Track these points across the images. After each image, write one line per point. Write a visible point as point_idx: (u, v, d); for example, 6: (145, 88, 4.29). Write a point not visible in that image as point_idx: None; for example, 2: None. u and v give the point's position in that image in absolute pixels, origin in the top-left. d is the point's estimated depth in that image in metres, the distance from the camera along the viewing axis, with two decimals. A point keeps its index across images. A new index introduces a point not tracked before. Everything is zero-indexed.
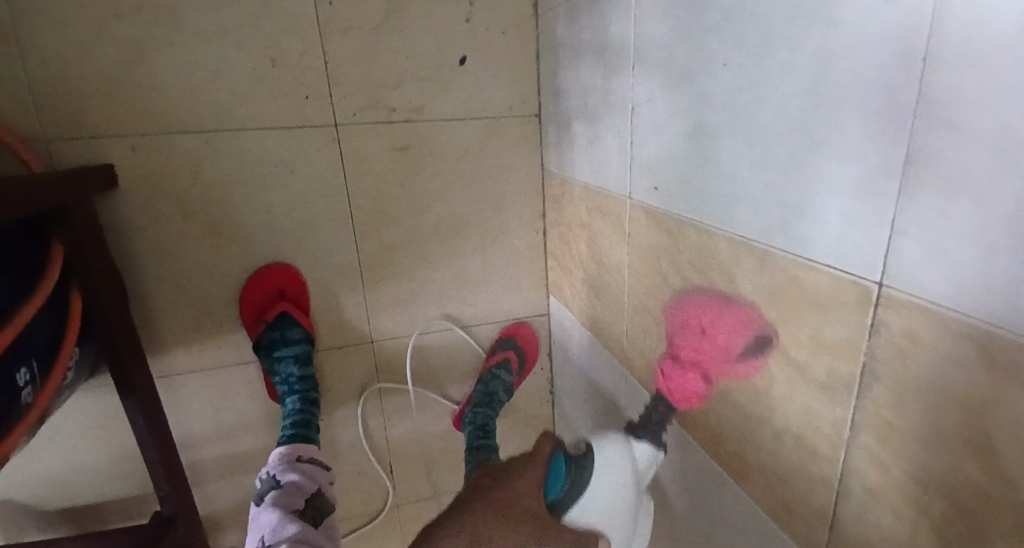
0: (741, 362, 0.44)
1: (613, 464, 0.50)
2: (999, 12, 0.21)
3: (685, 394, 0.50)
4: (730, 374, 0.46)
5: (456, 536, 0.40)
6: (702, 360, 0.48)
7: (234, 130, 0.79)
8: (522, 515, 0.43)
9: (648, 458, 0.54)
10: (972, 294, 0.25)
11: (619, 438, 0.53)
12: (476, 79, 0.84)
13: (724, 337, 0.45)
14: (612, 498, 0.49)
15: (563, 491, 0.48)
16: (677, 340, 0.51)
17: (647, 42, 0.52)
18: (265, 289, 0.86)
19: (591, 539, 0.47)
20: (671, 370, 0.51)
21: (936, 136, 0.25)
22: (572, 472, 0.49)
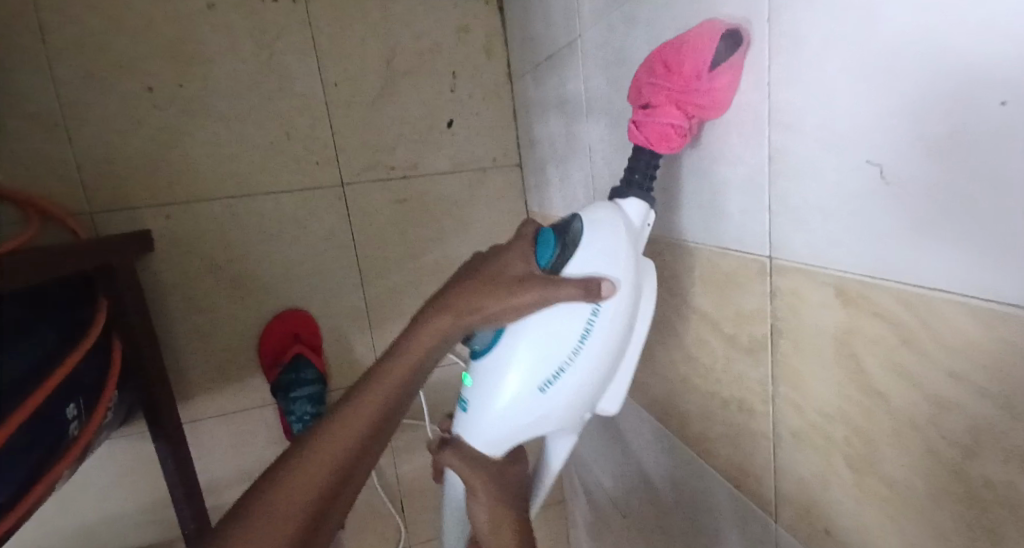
0: (722, 71, 0.38)
1: (605, 226, 0.45)
2: (812, 52, 0.32)
3: (667, 138, 0.42)
4: (716, 97, 0.39)
5: (443, 317, 0.44)
6: (678, 95, 0.40)
7: (253, 194, 0.90)
8: (506, 282, 0.44)
9: (642, 214, 0.47)
10: (825, 250, 0.35)
11: (607, 206, 0.47)
12: (462, 137, 0.96)
13: (693, 65, 0.38)
14: (607, 251, 0.44)
15: (553, 257, 0.45)
16: (638, 90, 0.43)
17: (593, 94, 0.64)
18: (281, 334, 0.94)
19: (591, 286, 0.43)
20: (643, 121, 0.42)
21: (788, 139, 0.36)
22: (560, 249, 0.45)
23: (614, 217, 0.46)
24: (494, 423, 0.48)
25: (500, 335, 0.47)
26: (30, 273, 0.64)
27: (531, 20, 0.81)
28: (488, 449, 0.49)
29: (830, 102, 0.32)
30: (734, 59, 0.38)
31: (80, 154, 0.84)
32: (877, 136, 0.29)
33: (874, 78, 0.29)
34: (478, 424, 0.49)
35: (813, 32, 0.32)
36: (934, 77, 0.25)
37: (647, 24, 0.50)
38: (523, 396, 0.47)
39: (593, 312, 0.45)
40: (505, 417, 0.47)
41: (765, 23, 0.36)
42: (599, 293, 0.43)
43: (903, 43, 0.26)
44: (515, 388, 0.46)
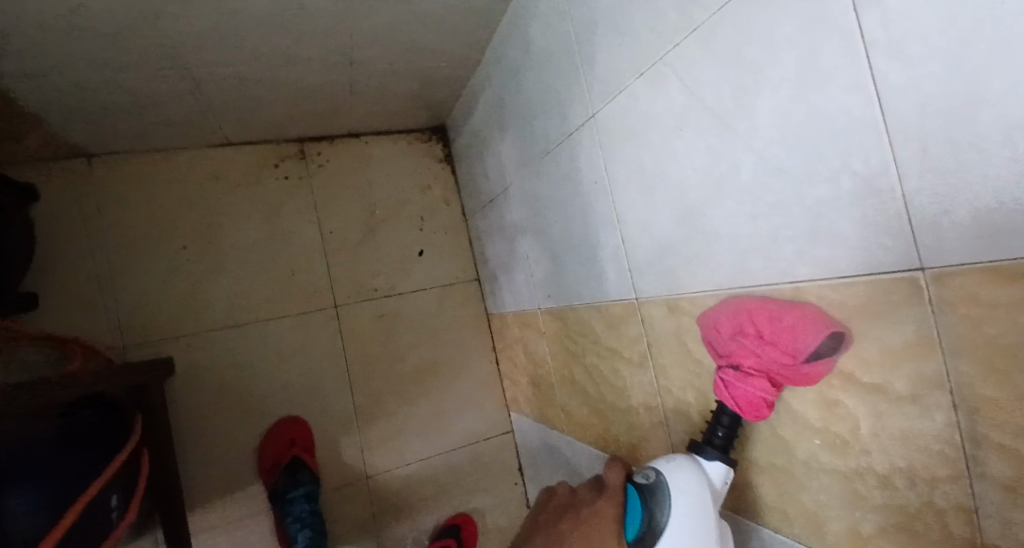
0: (819, 360, 0.40)
1: (686, 491, 0.46)
2: (625, 183, 0.62)
3: (754, 408, 0.43)
4: (808, 382, 0.41)
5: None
6: (774, 373, 0.41)
7: (263, 321, 1.10)
8: None
9: (722, 476, 0.48)
10: (655, 287, 0.61)
11: (686, 462, 0.48)
12: (430, 263, 1.23)
13: (795, 337, 0.40)
14: (692, 541, 0.45)
15: (639, 537, 0.45)
16: (731, 346, 0.44)
17: (522, 220, 0.93)
18: (280, 441, 1.06)
19: None
20: (734, 385, 0.44)
21: (626, 228, 0.64)
22: (647, 509, 0.46)
23: (700, 496, 0.46)
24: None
25: None
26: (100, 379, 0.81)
27: (475, 178, 1.14)
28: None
29: (639, 209, 0.61)
30: (828, 358, 0.40)
31: (121, 301, 1.03)
32: (661, 221, 0.57)
33: (651, 193, 0.58)
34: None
35: (623, 175, 0.62)
36: (671, 190, 0.55)
37: (546, 176, 0.81)
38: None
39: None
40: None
41: (602, 171, 0.66)
42: None
43: (658, 176, 0.56)
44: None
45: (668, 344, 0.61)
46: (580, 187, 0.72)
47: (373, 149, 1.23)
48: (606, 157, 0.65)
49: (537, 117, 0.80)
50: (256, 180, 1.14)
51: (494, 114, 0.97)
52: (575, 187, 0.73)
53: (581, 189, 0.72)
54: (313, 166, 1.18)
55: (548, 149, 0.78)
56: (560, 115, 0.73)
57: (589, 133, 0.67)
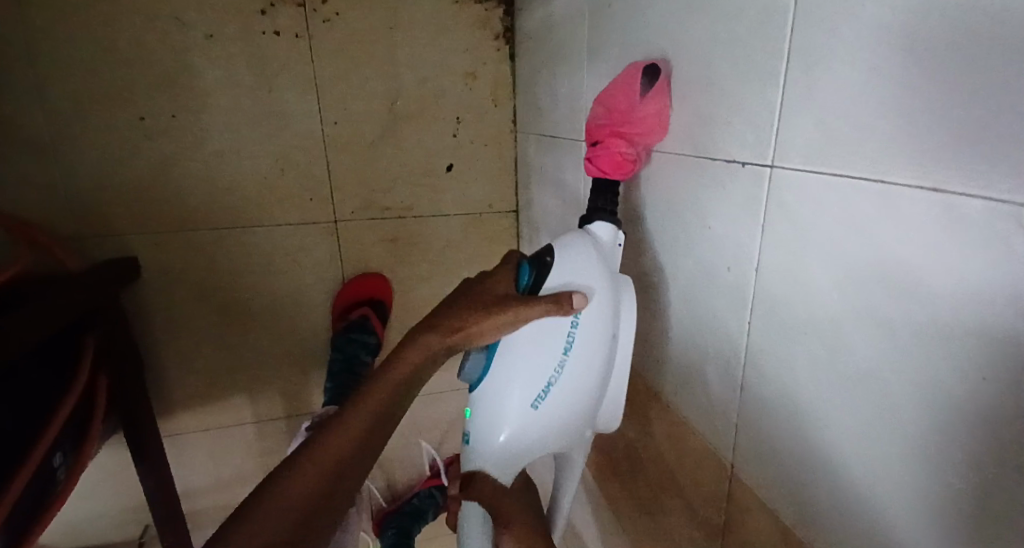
0: (650, 98, 0.44)
1: (573, 245, 0.48)
2: (793, 320, 0.34)
3: (618, 166, 0.47)
4: (650, 123, 0.45)
5: (431, 335, 0.47)
6: (621, 129, 0.46)
7: (247, 227, 0.90)
8: (492, 302, 0.47)
9: (609, 233, 0.49)
10: (778, 493, 0.38)
11: (577, 233, 0.50)
12: (461, 182, 0.96)
13: (625, 96, 0.45)
14: (576, 269, 0.47)
15: (529, 279, 0.48)
16: (590, 138, 0.49)
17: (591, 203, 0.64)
18: (358, 295, 0.97)
19: (561, 299, 0.45)
20: (594, 160, 0.48)
21: (758, 375, 0.38)
22: (535, 269, 0.48)
23: (586, 248, 0.48)
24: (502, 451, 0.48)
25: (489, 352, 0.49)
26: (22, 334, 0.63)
27: (539, 91, 0.79)
28: (497, 468, 0.49)
29: (795, 377, 0.35)
30: (659, 88, 0.44)
31: (70, 177, 0.81)
32: (829, 430, 0.33)
33: (834, 384, 0.32)
34: (485, 445, 0.49)
35: (789, 306, 0.34)
36: (882, 423, 0.29)
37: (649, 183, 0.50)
38: (521, 396, 0.47)
39: (573, 322, 0.46)
40: (510, 428, 0.47)
41: (752, 265, 0.37)
42: (572, 303, 0.45)
43: (863, 378, 0.29)
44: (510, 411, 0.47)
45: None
46: (699, 248, 0.43)
47: (404, 4, 0.85)
48: (766, 253, 0.36)
49: (661, 83, 0.46)
50: (237, 31, 0.81)
51: (586, 20, 0.60)
52: (690, 239, 0.45)
53: (699, 251, 0.43)
54: (317, 20, 0.83)
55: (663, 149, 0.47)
56: (706, 114, 0.40)
57: (751, 190, 0.37)
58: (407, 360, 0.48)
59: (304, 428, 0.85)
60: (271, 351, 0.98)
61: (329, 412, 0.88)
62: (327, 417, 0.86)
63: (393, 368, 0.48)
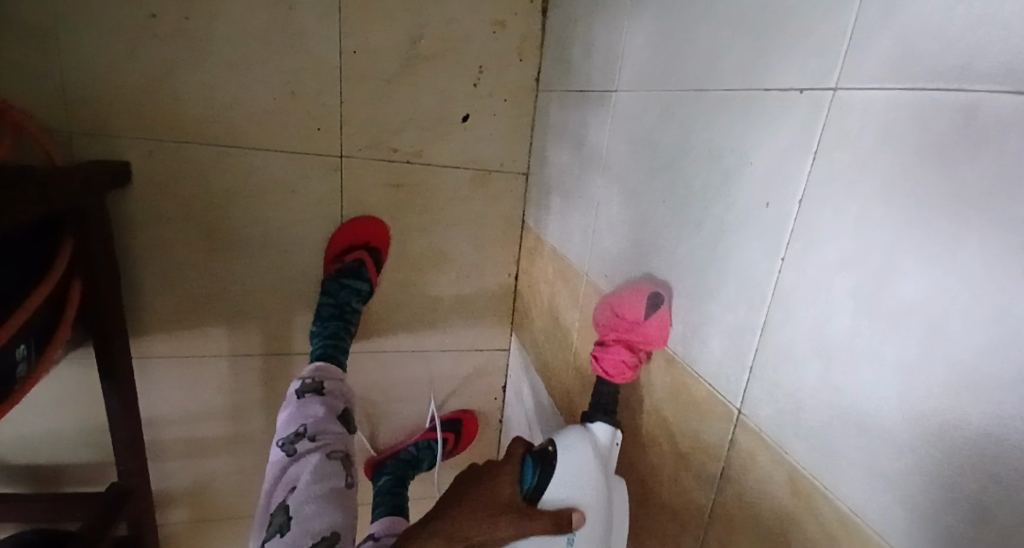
0: (654, 317, 0.49)
1: (570, 448, 0.49)
2: (831, 253, 0.32)
3: (622, 372, 0.51)
4: (653, 336, 0.50)
5: (436, 539, 0.46)
6: (628, 338, 0.51)
7: (247, 149, 0.86)
8: (493, 510, 0.47)
9: (605, 436, 0.51)
10: (788, 439, 0.36)
11: (575, 432, 0.51)
12: (474, 135, 0.94)
13: (632, 310, 0.50)
14: (573, 487, 0.48)
15: (531, 484, 0.49)
16: (600, 332, 0.53)
17: (613, 156, 0.63)
18: (355, 239, 0.95)
19: (559, 517, 0.46)
20: (600, 355, 0.51)
21: (781, 315, 0.36)
22: (538, 465, 0.49)
23: (582, 449, 0.49)
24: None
25: None
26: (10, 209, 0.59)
27: (571, 45, 0.78)
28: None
29: (830, 313, 0.32)
30: (662, 310, 0.50)
31: (64, 67, 0.76)
32: (866, 369, 0.30)
33: (875, 317, 0.29)
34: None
35: (834, 237, 0.32)
36: (928, 351, 0.26)
37: (682, 125, 0.48)
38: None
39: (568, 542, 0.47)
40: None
41: (795, 199, 0.35)
42: (570, 522, 0.46)
43: (909, 308, 0.27)
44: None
45: (732, 493, 0.41)
46: (731, 187, 0.41)
47: None
48: (813, 184, 0.34)
49: (713, 18, 0.44)
50: None
51: None
52: (722, 179, 0.42)
53: (732, 191, 0.41)
54: None
55: (705, 87, 0.45)
56: (762, 43, 0.39)
57: (807, 120, 0.34)
58: None
59: (296, 390, 0.81)
60: (256, 283, 0.94)
61: (320, 368, 0.86)
62: (321, 379, 0.84)
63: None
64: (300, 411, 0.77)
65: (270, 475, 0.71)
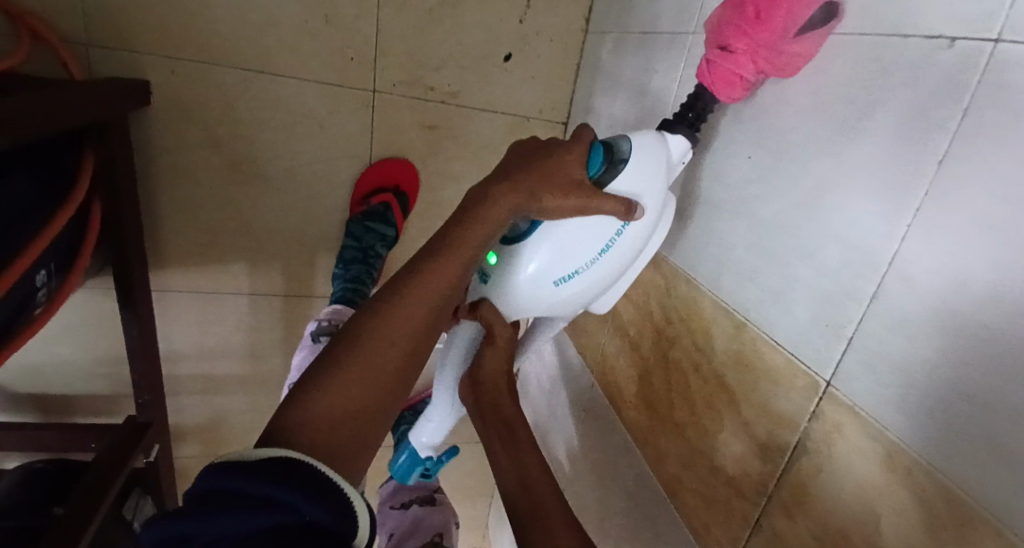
0: (806, 33, 0.40)
1: (645, 153, 0.47)
2: (974, 215, 0.29)
3: (730, 85, 0.45)
4: (793, 60, 0.41)
5: (514, 196, 0.44)
6: (760, 50, 0.41)
7: (277, 75, 0.81)
8: (564, 184, 0.45)
9: (681, 151, 0.49)
10: (893, 414, 0.34)
11: (652, 136, 0.49)
12: (516, 77, 0.88)
13: (786, 19, 0.40)
14: (646, 175, 0.47)
15: (601, 171, 0.47)
16: (723, 33, 0.44)
17: (684, 105, 0.59)
18: (381, 181, 0.90)
19: (629, 207, 0.46)
20: (716, 61, 0.44)
21: (897, 285, 0.34)
22: (608, 162, 0.47)
23: (660, 152, 0.48)
24: (518, 297, 0.50)
25: (535, 228, 0.49)
26: (51, 116, 0.56)
27: None
28: (507, 308, 0.51)
29: (962, 284, 0.30)
30: (820, 31, 0.40)
31: None
32: (1000, 341, 0.27)
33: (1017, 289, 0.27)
34: (508, 290, 0.50)
35: (976, 198, 0.29)
36: None
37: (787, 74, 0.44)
38: (547, 278, 0.49)
39: (622, 227, 0.48)
40: (534, 300, 0.50)
41: (933, 158, 0.32)
42: (633, 214, 0.47)
43: None
44: (535, 295, 0.50)
45: (810, 464, 0.40)
46: (849, 142, 0.38)
47: None
48: (959, 140, 0.30)
49: None
50: None
51: None
52: (838, 133, 0.39)
53: (850, 146, 0.38)
54: None
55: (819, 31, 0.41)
56: None
57: (955, 71, 0.31)
58: (456, 260, 0.43)
59: (311, 333, 0.77)
60: (280, 222, 0.91)
61: (338, 310, 0.81)
62: (337, 322, 0.80)
63: (432, 267, 0.42)
64: (314, 356, 0.73)
65: None
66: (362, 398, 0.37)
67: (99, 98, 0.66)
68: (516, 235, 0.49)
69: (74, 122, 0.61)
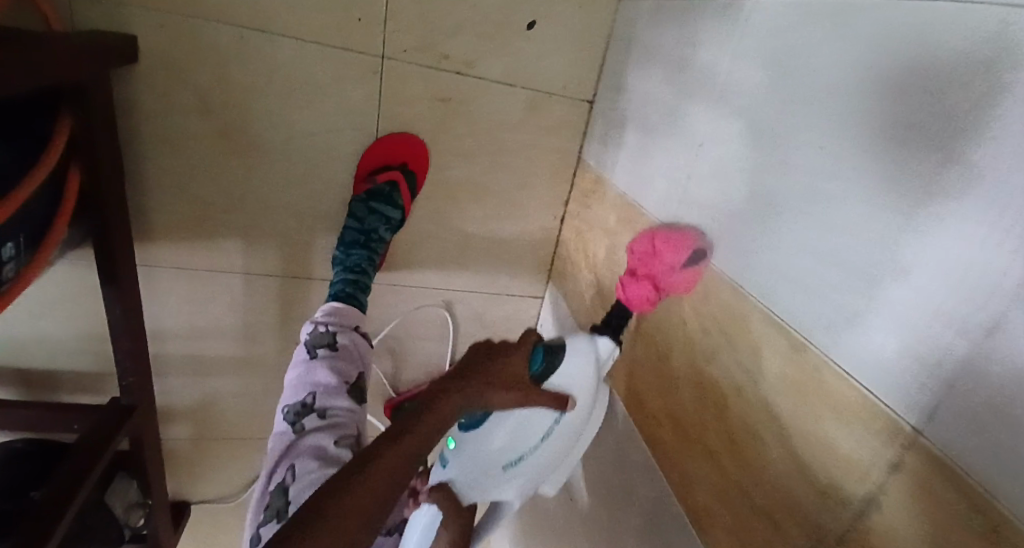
0: (687, 267, 0.54)
1: (579, 353, 0.56)
2: None
3: (640, 304, 0.55)
4: (680, 284, 0.54)
5: (472, 387, 0.47)
6: (655, 276, 0.54)
7: (275, 35, 0.73)
8: (511, 381, 0.49)
9: (608, 350, 0.57)
10: (1000, 478, 0.26)
11: (582, 342, 0.56)
12: (538, 47, 0.80)
13: (671, 256, 0.54)
14: (576, 375, 0.55)
15: (541, 367, 0.53)
16: (634, 260, 0.56)
17: (736, 83, 0.51)
18: (388, 157, 0.83)
19: (560, 400, 0.54)
20: (626, 285, 0.55)
21: (1011, 311, 0.25)
22: (548, 359, 0.53)
23: (589, 355, 0.56)
24: (469, 484, 0.57)
25: (487, 418, 0.57)
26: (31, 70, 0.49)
27: None
28: (466, 494, 0.57)
29: None
30: (698, 264, 0.54)
31: None
32: None
33: None
34: (465, 468, 0.57)
35: None
36: None
37: (867, 53, 0.36)
38: (498, 458, 0.56)
39: (556, 419, 0.56)
40: (483, 482, 0.57)
41: None
42: (566, 404, 0.55)
43: None
44: (489, 459, 0.56)
45: (882, 522, 0.33)
46: (943, 137, 0.30)
47: None
48: None
49: None
50: None
51: None
52: (932, 122, 0.31)
53: (958, 135, 0.29)
54: None
55: None
56: None
57: None
58: (430, 422, 0.44)
59: (305, 344, 0.66)
60: (277, 197, 0.84)
61: (338, 315, 0.72)
62: (336, 330, 0.69)
63: (403, 436, 0.43)
64: (307, 376, 0.62)
65: (270, 450, 0.58)
66: None
67: (83, 53, 0.59)
68: (471, 423, 0.57)
69: (51, 82, 0.55)
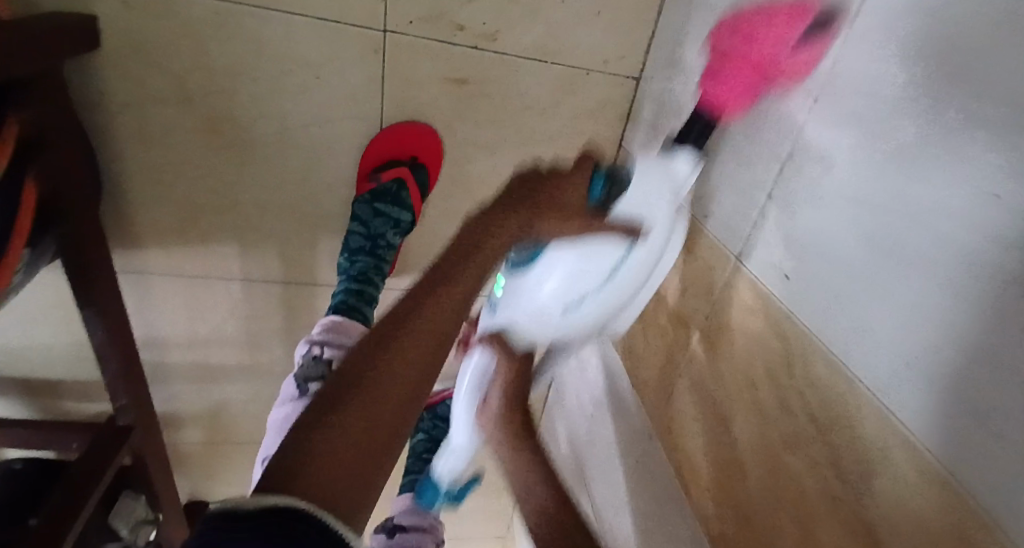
0: (803, 48, 0.39)
1: (649, 172, 0.48)
2: None
3: (729, 103, 0.45)
4: (794, 68, 0.40)
5: (517, 215, 0.40)
6: (755, 62, 0.41)
7: (257, 8, 0.60)
8: (570, 213, 0.44)
9: (685, 168, 0.48)
10: None
11: (656, 166, 0.49)
12: (573, 14, 0.65)
13: (771, 43, 0.39)
14: (649, 200, 0.49)
15: (603, 197, 0.48)
16: (720, 48, 0.44)
17: (850, 83, 0.37)
18: (394, 152, 0.71)
19: (630, 228, 0.50)
20: (714, 78, 0.45)
21: None
22: (609, 186, 0.49)
23: (663, 178, 0.48)
24: (529, 327, 0.55)
25: (543, 254, 0.52)
26: None
27: None
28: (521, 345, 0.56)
29: None
30: (819, 40, 0.38)
31: None
32: None
33: None
34: (523, 304, 0.55)
35: None
36: None
37: None
38: (555, 303, 0.54)
39: (624, 253, 0.51)
40: (544, 323, 0.55)
41: None
42: (637, 234, 0.50)
43: None
44: (544, 304, 0.54)
45: None
46: None
47: None
48: None
49: None
50: None
51: None
52: None
53: None
54: None
55: None
56: None
57: None
58: (447, 298, 0.37)
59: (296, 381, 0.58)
60: (273, 197, 0.74)
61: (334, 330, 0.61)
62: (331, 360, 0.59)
63: (415, 318, 0.36)
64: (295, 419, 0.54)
65: None
66: (351, 473, 0.29)
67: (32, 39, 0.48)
68: (522, 264, 0.54)
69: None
